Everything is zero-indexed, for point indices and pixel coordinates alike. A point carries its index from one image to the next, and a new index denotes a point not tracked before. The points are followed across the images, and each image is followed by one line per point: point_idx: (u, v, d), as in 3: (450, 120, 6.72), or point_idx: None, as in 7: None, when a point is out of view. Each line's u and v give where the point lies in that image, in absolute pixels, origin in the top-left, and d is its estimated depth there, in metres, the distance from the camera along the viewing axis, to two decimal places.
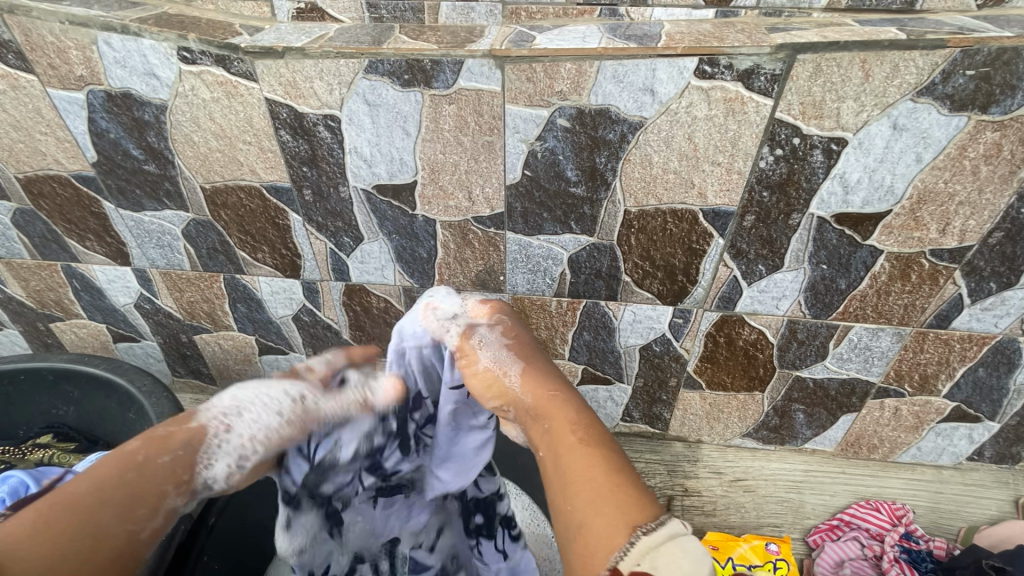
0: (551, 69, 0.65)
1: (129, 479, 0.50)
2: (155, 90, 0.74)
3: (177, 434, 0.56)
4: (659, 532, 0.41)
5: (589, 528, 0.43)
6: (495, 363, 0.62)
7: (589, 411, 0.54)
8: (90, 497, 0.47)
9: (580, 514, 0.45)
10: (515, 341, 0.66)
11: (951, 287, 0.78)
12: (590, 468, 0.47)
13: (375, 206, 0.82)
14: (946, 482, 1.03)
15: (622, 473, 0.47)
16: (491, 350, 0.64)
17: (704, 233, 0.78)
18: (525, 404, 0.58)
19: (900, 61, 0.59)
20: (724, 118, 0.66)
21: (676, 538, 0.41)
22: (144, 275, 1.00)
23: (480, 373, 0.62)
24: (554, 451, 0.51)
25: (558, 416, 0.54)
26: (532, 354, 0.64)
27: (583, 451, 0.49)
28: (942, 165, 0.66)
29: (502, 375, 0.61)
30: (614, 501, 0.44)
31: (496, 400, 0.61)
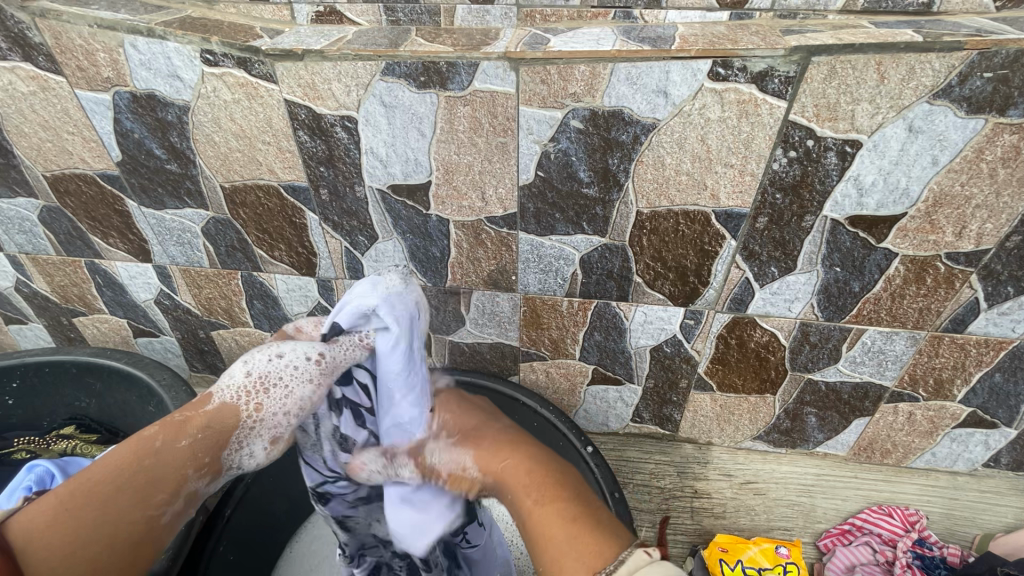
0: (565, 71, 0.66)
1: (139, 468, 0.59)
2: (178, 92, 0.76)
3: (192, 420, 0.64)
4: (623, 566, 0.49)
5: (560, 568, 0.52)
6: (475, 441, 0.64)
7: (540, 465, 0.64)
8: (106, 489, 0.57)
9: (552, 557, 0.53)
10: (497, 410, 0.66)
11: (967, 291, 0.78)
12: (556, 525, 0.56)
13: (390, 205, 0.84)
14: (962, 488, 1.02)
15: (580, 520, 0.56)
16: (475, 436, 0.64)
17: (716, 234, 0.78)
18: (489, 479, 0.66)
19: (916, 63, 0.59)
20: (738, 120, 0.66)
21: (639, 567, 0.48)
22: (164, 272, 1.03)
23: (467, 459, 0.64)
24: (520, 515, 0.60)
25: (531, 499, 0.60)
26: (514, 444, 0.65)
27: (553, 516, 0.57)
28: (958, 167, 0.66)
29: (485, 452, 0.63)
30: (576, 538, 0.54)
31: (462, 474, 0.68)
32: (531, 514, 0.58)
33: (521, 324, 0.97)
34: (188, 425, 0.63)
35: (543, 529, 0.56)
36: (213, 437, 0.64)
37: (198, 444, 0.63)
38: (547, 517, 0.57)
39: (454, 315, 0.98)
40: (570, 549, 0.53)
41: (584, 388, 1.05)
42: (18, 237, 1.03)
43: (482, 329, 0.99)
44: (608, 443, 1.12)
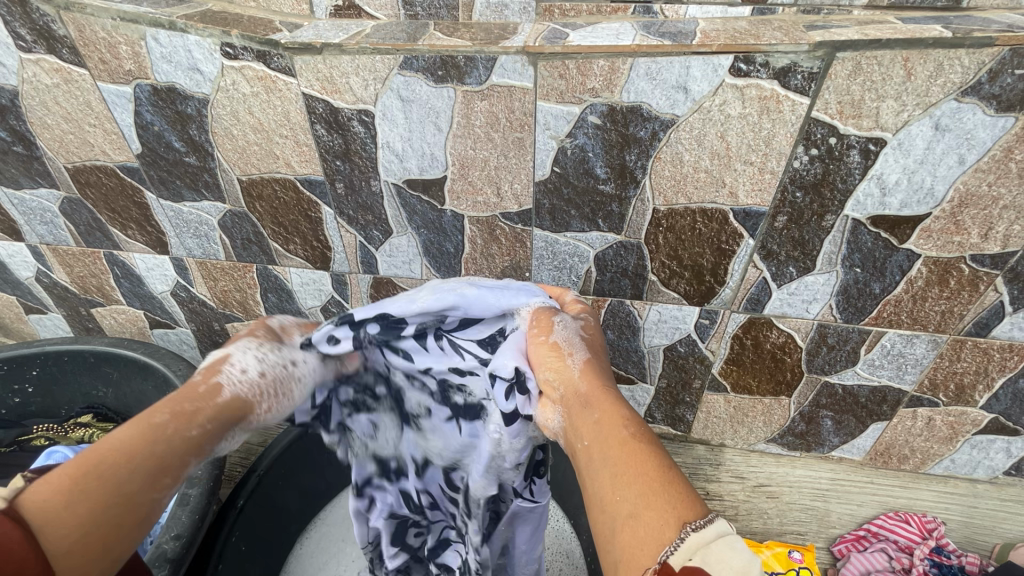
0: (583, 65, 0.65)
1: (157, 450, 0.53)
2: (198, 84, 0.77)
3: (200, 408, 0.58)
4: (710, 530, 0.39)
5: (636, 521, 0.42)
6: (562, 339, 0.60)
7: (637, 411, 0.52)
8: (122, 470, 0.51)
9: (628, 505, 0.43)
10: (593, 337, 0.63)
11: (992, 294, 0.76)
12: (637, 461, 0.46)
13: (405, 200, 0.84)
14: (981, 496, 0.99)
15: (671, 471, 0.45)
16: (563, 333, 0.61)
17: (734, 233, 0.77)
18: (577, 390, 0.55)
19: (944, 59, 0.58)
20: (759, 117, 0.65)
21: (725, 536, 0.39)
22: (181, 264, 1.04)
23: (544, 347, 0.60)
24: (600, 445, 0.49)
25: (609, 413, 0.51)
26: (602, 357, 0.61)
27: (636, 446, 0.47)
28: (986, 167, 0.64)
29: (567, 355, 0.59)
30: (663, 496, 0.43)
31: (555, 376, 0.57)
32: (606, 429, 0.50)
33: None
34: (197, 410, 0.58)
35: (615, 454, 0.47)
36: (215, 417, 0.59)
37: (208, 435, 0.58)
38: (625, 441, 0.48)
39: None
40: (647, 496, 0.43)
41: None
42: (39, 228, 1.04)
43: None
44: None
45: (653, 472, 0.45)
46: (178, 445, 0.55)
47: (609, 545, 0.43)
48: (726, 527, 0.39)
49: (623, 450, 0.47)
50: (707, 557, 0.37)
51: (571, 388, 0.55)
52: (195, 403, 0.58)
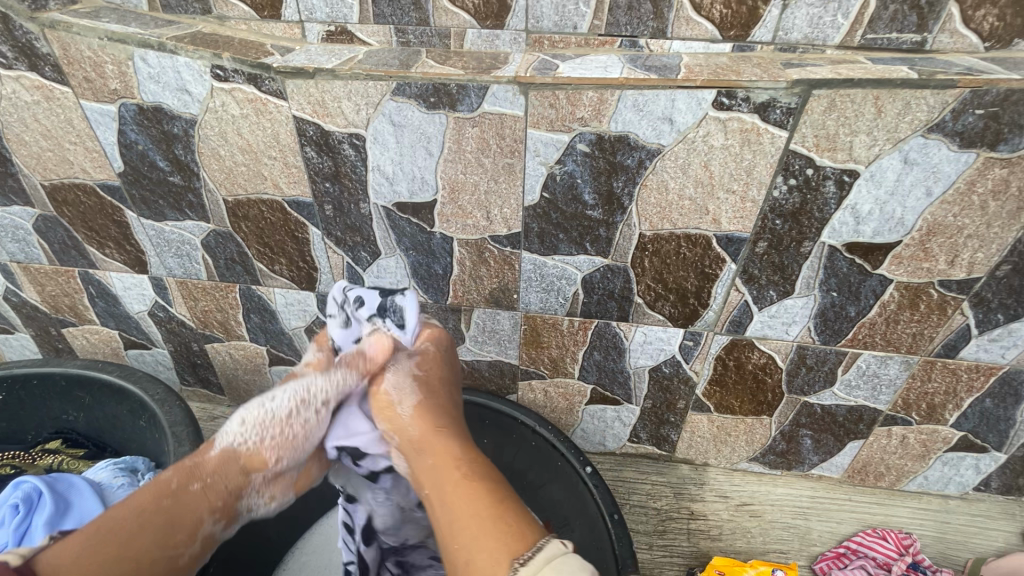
0: (573, 96, 0.67)
1: (165, 505, 0.68)
2: (186, 105, 0.76)
3: (204, 465, 0.72)
4: (535, 559, 0.56)
5: (474, 562, 0.59)
6: (388, 390, 0.77)
7: (467, 449, 0.72)
8: (131, 528, 0.65)
9: (465, 550, 0.61)
10: (424, 374, 0.79)
11: (959, 317, 0.79)
12: (470, 504, 0.64)
13: (394, 222, 0.84)
14: (953, 512, 1.03)
15: (502, 504, 0.64)
16: (393, 378, 0.78)
17: (717, 258, 0.79)
18: (412, 436, 0.74)
19: (911, 99, 0.62)
20: (741, 148, 0.68)
21: (548, 560, 0.56)
22: (161, 283, 1.01)
23: (377, 400, 0.77)
24: (443, 490, 0.67)
25: (440, 457, 0.70)
26: (434, 388, 0.78)
27: (461, 487, 0.66)
28: (951, 199, 0.68)
29: (394, 405, 0.76)
30: (495, 539, 0.60)
31: (389, 422, 0.76)
32: (440, 478, 0.68)
33: (521, 342, 0.97)
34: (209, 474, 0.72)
35: (454, 500, 0.65)
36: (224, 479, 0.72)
37: (210, 487, 0.71)
38: (457, 488, 0.66)
39: (455, 332, 0.98)
40: (481, 538, 0.60)
41: (582, 407, 1.05)
42: (10, 246, 1.01)
43: (481, 347, 0.99)
44: (605, 462, 1.12)
45: (483, 514, 0.63)
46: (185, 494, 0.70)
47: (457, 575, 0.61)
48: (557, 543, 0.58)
49: (458, 496, 0.66)
50: None
51: (411, 434, 0.74)
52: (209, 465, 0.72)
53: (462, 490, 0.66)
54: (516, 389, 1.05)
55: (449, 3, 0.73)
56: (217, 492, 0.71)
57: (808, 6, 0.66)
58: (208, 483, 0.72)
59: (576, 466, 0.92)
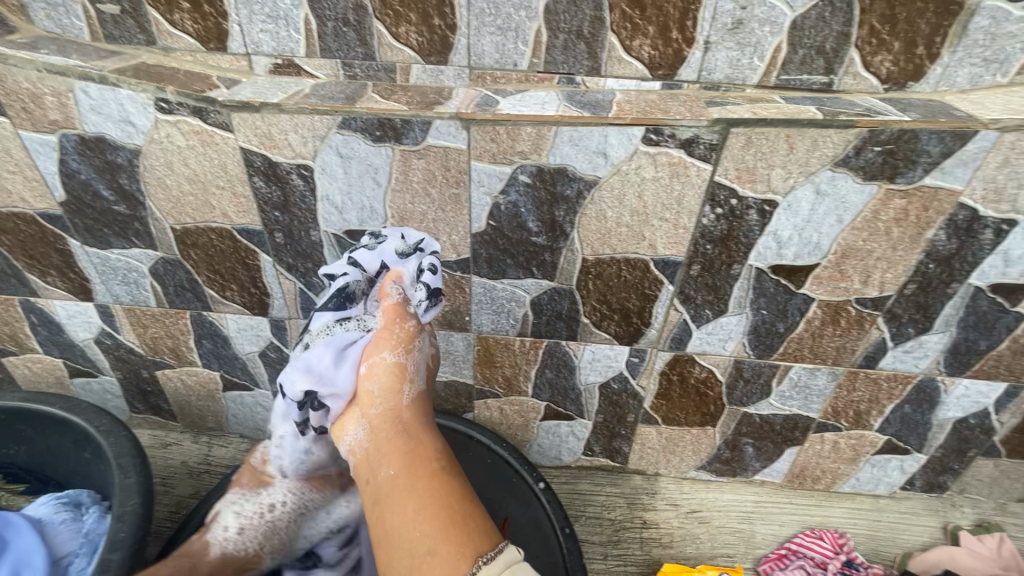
0: (512, 131, 0.70)
1: None
2: (130, 136, 0.76)
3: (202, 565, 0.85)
4: (498, 560, 0.61)
5: (436, 553, 0.63)
6: (408, 365, 0.82)
7: (444, 450, 0.76)
8: None
9: (431, 538, 0.64)
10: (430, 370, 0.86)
11: (875, 331, 0.86)
12: (439, 497, 0.68)
13: (346, 249, 0.86)
14: (883, 510, 1.10)
15: (470, 505, 0.69)
16: (415, 358, 0.83)
17: (656, 280, 0.84)
18: (402, 418, 0.78)
19: (818, 136, 0.67)
20: (670, 180, 0.73)
21: (508, 563, 0.61)
22: (107, 311, 1.00)
23: (390, 367, 0.80)
24: (418, 474, 0.71)
25: (418, 449, 0.74)
26: (429, 386, 0.85)
27: (431, 478, 0.71)
28: (860, 225, 0.75)
29: (404, 381, 0.81)
30: (461, 535, 0.64)
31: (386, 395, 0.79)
32: (409, 472, 0.71)
33: (475, 362, 0.99)
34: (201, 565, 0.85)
35: (422, 489, 0.69)
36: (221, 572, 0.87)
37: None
38: (426, 479, 0.70)
39: None
40: (448, 532, 0.64)
41: (537, 423, 1.08)
42: None
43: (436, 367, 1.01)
44: (561, 476, 1.15)
45: (450, 507, 0.67)
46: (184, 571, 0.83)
47: (412, 560, 0.63)
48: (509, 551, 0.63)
49: (425, 485, 0.70)
50: None
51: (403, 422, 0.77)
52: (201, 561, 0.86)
53: (430, 482, 0.70)
54: (472, 407, 1.07)
55: (393, 39, 0.75)
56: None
57: (727, 49, 0.72)
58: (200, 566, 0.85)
59: (530, 481, 0.97)
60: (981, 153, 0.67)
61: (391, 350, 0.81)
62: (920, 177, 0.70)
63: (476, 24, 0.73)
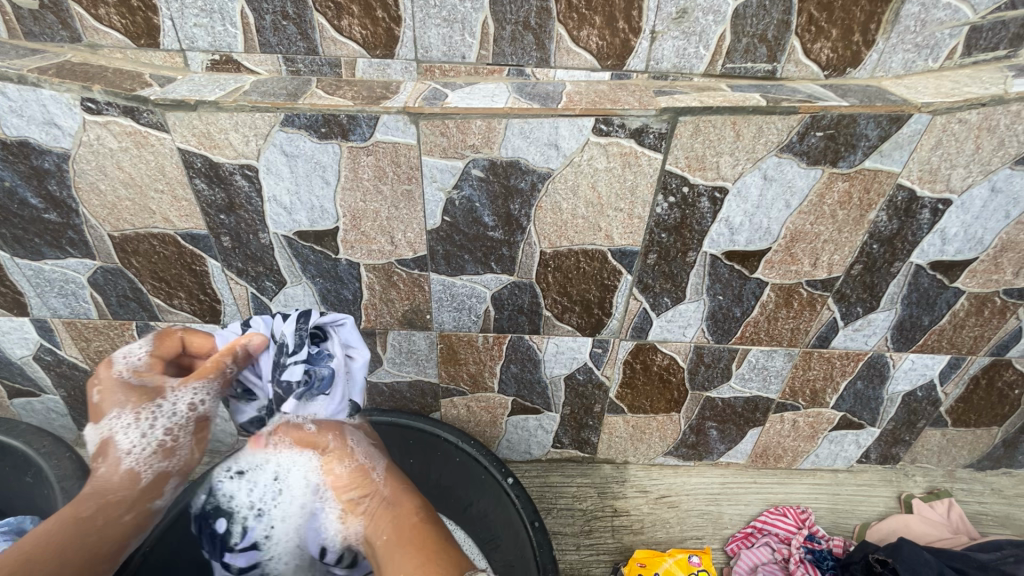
0: (462, 125, 0.69)
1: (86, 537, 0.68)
2: (56, 139, 0.72)
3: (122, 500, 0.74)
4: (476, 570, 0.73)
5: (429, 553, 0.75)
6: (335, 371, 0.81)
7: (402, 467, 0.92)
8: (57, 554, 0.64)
9: (421, 541, 0.77)
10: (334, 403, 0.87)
11: (826, 311, 0.89)
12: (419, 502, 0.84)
13: (298, 251, 0.83)
14: (842, 484, 1.14)
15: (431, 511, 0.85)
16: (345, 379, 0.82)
17: (614, 270, 0.84)
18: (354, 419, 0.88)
19: (763, 123, 0.69)
20: (622, 170, 0.73)
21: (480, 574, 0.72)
22: (45, 326, 0.94)
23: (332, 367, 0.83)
24: (394, 489, 0.85)
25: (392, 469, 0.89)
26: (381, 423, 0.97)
27: (423, 532, 0.79)
28: (807, 209, 0.77)
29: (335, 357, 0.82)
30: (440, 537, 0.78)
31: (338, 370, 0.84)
32: (399, 515, 0.81)
33: (439, 361, 0.98)
34: (121, 504, 0.74)
35: (401, 498, 0.84)
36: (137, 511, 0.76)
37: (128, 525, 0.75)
38: (426, 514, 0.83)
39: (372, 355, 0.98)
40: (426, 528, 0.79)
41: (505, 419, 1.07)
42: None
43: (399, 368, 1.00)
44: (532, 470, 1.15)
45: (432, 522, 0.81)
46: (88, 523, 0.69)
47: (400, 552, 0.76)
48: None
49: (440, 555, 0.75)
50: None
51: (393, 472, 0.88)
52: (129, 493, 0.75)
53: (427, 531, 0.79)
54: (439, 406, 1.07)
55: (336, 33, 0.73)
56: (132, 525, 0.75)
57: (673, 39, 0.73)
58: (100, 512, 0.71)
59: (498, 476, 0.95)
60: (916, 135, 0.69)
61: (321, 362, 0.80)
62: (861, 160, 0.72)
63: (421, 15, 0.71)
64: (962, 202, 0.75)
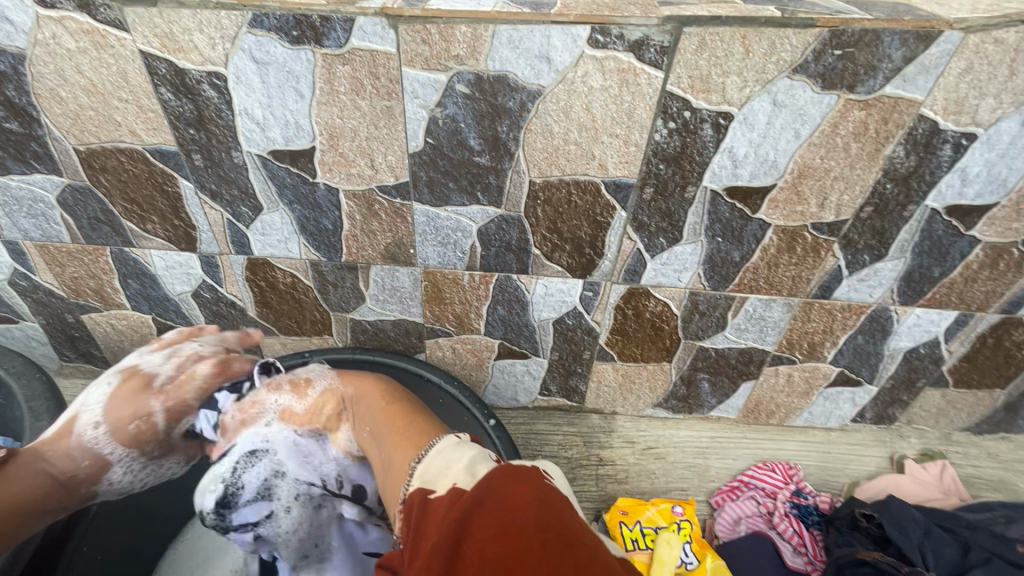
0: (445, 31, 0.63)
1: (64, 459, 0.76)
2: (9, 37, 0.67)
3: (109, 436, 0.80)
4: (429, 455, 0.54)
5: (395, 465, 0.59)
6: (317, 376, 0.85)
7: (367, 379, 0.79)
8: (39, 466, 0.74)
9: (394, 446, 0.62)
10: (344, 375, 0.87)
11: (831, 259, 0.84)
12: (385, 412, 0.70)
13: (272, 172, 0.78)
14: (834, 442, 1.12)
15: (402, 409, 0.69)
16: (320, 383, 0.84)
17: (607, 205, 0.79)
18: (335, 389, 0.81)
19: (775, 38, 0.62)
20: (619, 89, 0.67)
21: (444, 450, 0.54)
22: (17, 249, 0.91)
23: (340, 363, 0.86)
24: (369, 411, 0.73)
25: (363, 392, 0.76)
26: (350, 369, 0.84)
27: (406, 422, 0.65)
28: (818, 141, 0.71)
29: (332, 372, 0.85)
30: (406, 434, 0.62)
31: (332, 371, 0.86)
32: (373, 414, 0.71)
33: (423, 300, 0.95)
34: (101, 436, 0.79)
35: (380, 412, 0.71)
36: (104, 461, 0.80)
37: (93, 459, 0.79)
38: (393, 418, 0.68)
39: (354, 292, 0.94)
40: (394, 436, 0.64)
41: (491, 363, 1.05)
42: None
43: (383, 306, 0.96)
44: (519, 417, 1.13)
45: (405, 421, 0.66)
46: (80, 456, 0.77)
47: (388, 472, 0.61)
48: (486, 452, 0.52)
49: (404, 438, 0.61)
50: (425, 474, 0.51)
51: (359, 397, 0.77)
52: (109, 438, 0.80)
53: (401, 426, 0.65)
54: (424, 347, 1.04)
55: None
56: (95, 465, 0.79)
57: None
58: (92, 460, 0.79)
59: (480, 418, 0.94)
60: (945, 57, 0.63)
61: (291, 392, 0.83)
62: (880, 86, 0.66)
63: None
64: (987, 137, 0.69)
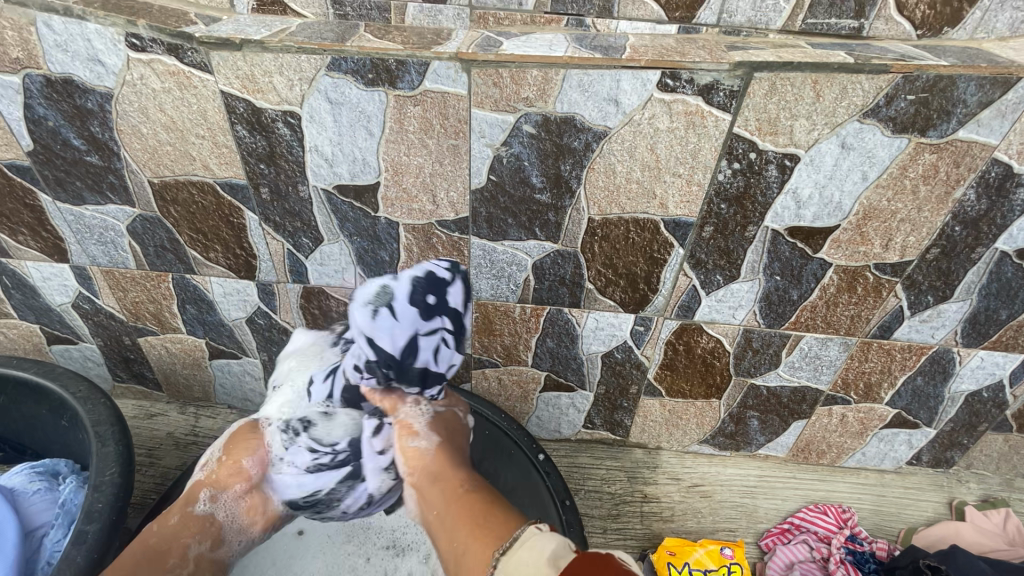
0: (517, 75, 0.65)
1: (151, 542, 0.75)
2: (100, 77, 0.70)
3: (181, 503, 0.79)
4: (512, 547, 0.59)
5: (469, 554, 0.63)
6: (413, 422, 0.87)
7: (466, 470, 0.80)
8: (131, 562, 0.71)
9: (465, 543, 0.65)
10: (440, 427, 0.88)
11: (893, 299, 0.82)
12: (472, 510, 0.70)
13: (336, 206, 0.80)
14: (888, 485, 1.08)
15: (474, 505, 0.71)
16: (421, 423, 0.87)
17: (665, 243, 0.79)
18: (430, 466, 0.81)
19: (847, 83, 0.62)
20: (685, 131, 0.68)
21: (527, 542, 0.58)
22: (84, 274, 0.94)
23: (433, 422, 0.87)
24: (445, 505, 0.74)
25: (451, 481, 0.78)
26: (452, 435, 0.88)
27: (468, 504, 0.72)
28: (885, 183, 0.70)
29: (412, 434, 0.85)
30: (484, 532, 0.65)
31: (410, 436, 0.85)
32: (446, 489, 0.76)
33: (473, 331, 0.95)
34: (175, 506, 0.79)
35: (456, 509, 0.72)
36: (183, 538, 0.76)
37: (175, 529, 0.77)
38: (472, 513, 0.70)
39: None
40: (475, 533, 0.66)
41: (536, 395, 1.04)
42: None
43: None
44: (560, 449, 1.12)
45: (479, 520, 0.68)
46: (167, 535, 0.76)
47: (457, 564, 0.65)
48: (562, 539, 0.58)
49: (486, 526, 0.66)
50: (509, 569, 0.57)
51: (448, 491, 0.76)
52: (185, 520, 0.78)
53: (476, 525, 0.67)
54: (470, 377, 1.04)
55: None
56: (170, 541, 0.76)
57: None
58: (181, 528, 0.77)
59: (529, 453, 0.95)
60: (1021, 103, 0.62)
61: (413, 436, 0.85)
62: (953, 130, 0.65)
63: None
64: None
